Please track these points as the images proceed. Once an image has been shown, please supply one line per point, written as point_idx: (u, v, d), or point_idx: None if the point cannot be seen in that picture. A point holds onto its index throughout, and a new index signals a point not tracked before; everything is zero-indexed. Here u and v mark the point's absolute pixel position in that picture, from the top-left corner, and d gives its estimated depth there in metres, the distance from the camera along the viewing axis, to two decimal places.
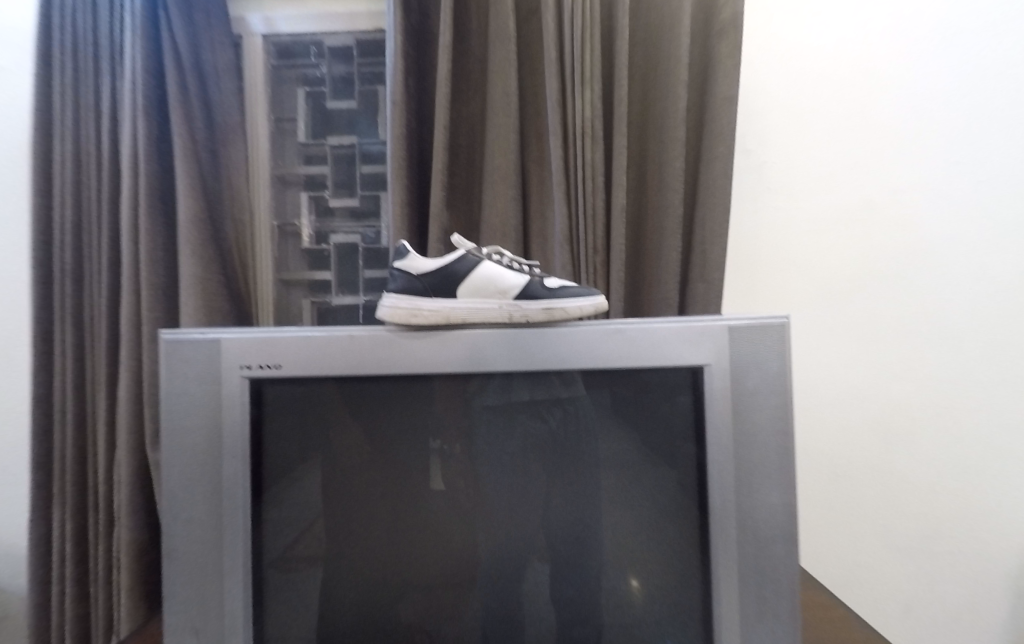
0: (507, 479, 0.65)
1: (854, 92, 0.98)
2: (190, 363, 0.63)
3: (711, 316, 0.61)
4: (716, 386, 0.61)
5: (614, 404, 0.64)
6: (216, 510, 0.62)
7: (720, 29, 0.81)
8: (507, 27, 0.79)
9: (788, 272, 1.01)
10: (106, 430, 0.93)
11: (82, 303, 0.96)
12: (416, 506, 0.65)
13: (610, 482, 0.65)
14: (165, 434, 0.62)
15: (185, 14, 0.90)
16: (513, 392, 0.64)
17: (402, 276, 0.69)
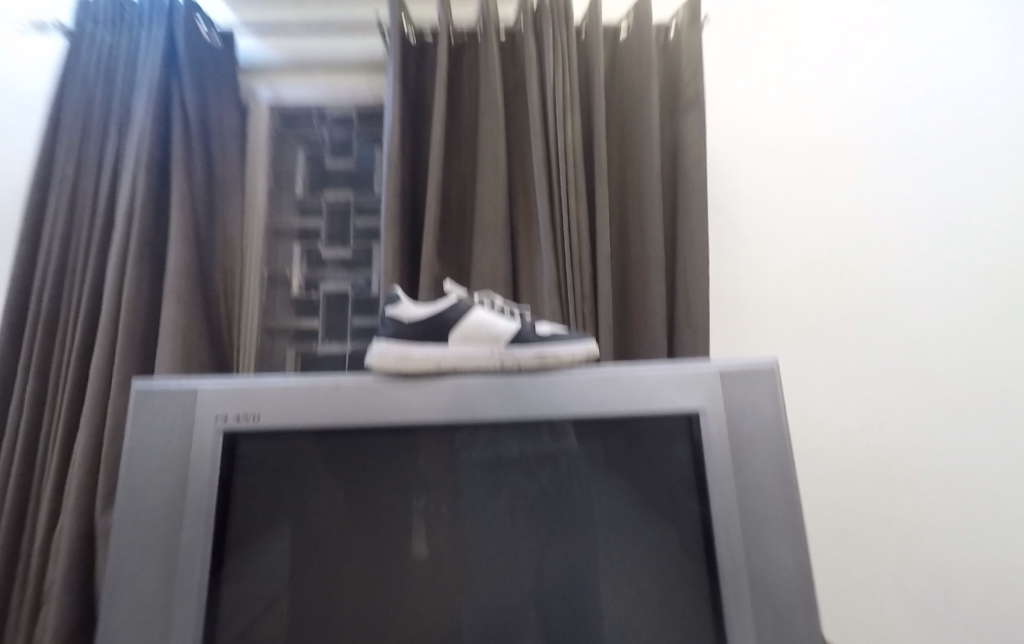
0: (496, 542, 0.60)
1: (808, 160, 1.09)
2: (160, 414, 0.59)
3: (699, 360, 0.62)
4: (712, 432, 0.59)
5: (608, 454, 0.62)
6: (168, 583, 0.55)
7: (685, 102, 0.91)
8: (496, 97, 0.88)
9: (769, 321, 1.04)
10: (56, 489, 0.85)
11: (50, 352, 0.92)
12: (395, 576, 0.59)
13: (607, 544, 0.60)
14: (122, 493, 0.56)
15: (197, 84, 0.98)
16: (503, 444, 0.61)
17: (392, 322, 0.64)
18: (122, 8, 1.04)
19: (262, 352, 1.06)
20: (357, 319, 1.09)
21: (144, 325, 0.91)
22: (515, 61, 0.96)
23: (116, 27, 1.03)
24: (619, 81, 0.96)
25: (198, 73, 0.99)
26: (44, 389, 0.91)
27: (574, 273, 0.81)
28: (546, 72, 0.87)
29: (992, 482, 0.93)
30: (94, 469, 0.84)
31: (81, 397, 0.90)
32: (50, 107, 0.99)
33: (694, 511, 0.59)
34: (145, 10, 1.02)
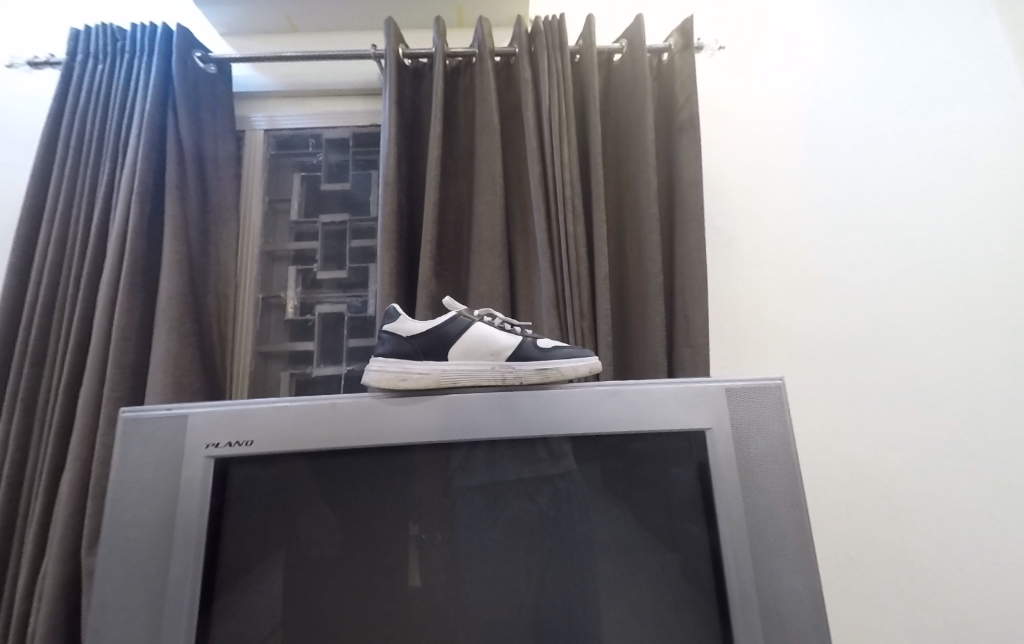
0: (491, 574, 0.57)
1: (799, 178, 1.11)
2: (150, 441, 0.57)
3: (706, 377, 0.60)
4: (720, 452, 0.57)
5: (608, 477, 0.59)
6: (155, 621, 0.52)
7: (679, 124, 0.93)
8: (491, 121, 0.88)
9: (768, 336, 1.04)
10: (39, 527, 0.82)
11: (38, 383, 0.90)
12: (388, 611, 0.56)
13: (608, 572, 0.57)
14: (107, 526, 0.54)
15: (192, 113, 0.98)
16: (500, 468, 0.59)
17: (392, 338, 0.67)
18: (118, 41, 1.05)
19: (256, 377, 1.05)
20: (352, 340, 1.08)
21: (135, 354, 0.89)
22: (510, 86, 0.97)
23: (111, 60, 1.04)
24: (614, 105, 0.97)
25: (194, 102, 0.99)
26: (31, 422, 0.88)
27: (572, 292, 0.81)
28: (541, 97, 0.88)
29: (1002, 496, 0.91)
30: (79, 504, 0.81)
31: (69, 429, 0.87)
32: (45, 136, 0.99)
33: (699, 535, 0.57)
34: (141, 43, 1.03)
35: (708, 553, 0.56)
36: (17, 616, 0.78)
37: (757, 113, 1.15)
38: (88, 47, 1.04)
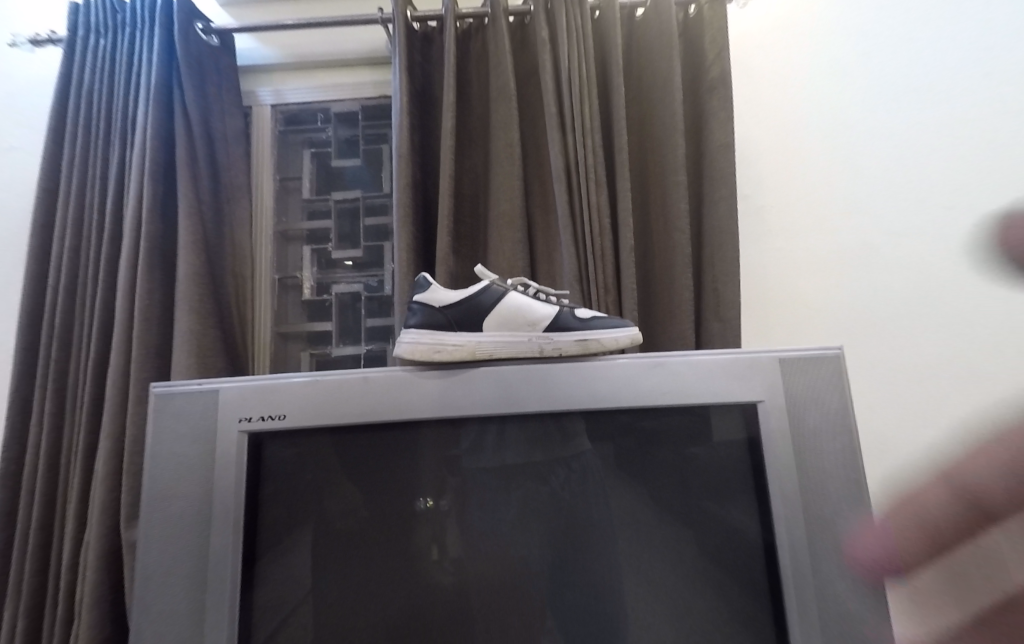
0: (506, 559, 0.56)
1: (834, 137, 1.04)
2: (182, 417, 0.57)
3: (757, 348, 0.57)
4: (774, 425, 0.55)
5: (624, 456, 0.58)
6: (199, 588, 0.54)
7: (709, 83, 0.87)
8: (507, 85, 0.84)
9: (800, 308, 1.00)
10: (78, 507, 0.84)
11: (66, 368, 0.91)
12: (405, 588, 0.55)
13: (627, 547, 0.56)
14: (146, 499, 0.55)
15: (198, 89, 0.95)
16: (508, 450, 0.58)
17: (423, 310, 0.65)
18: (118, 12, 1.01)
19: (276, 358, 1.05)
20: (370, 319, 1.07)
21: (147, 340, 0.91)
22: (525, 47, 0.91)
23: (113, 32, 1.00)
24: (638, 65, 0.92)
25: (198, 76, 0.96)
26: (62, 406, 0.90)
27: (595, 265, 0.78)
28: (561, 58, 0.83)
29: None
30: (114, 485, 0.83)
31: (99, 413, 0.89)
32: (52, 115, 0.97)
33: (736, 511, 0.56)
34: (142, 15, 0.99)
35: (740, 530, 0.55)
36: (63, 590, 0.81)
37: (788, 68, 1.08)
38: (88, 20, 1.01)
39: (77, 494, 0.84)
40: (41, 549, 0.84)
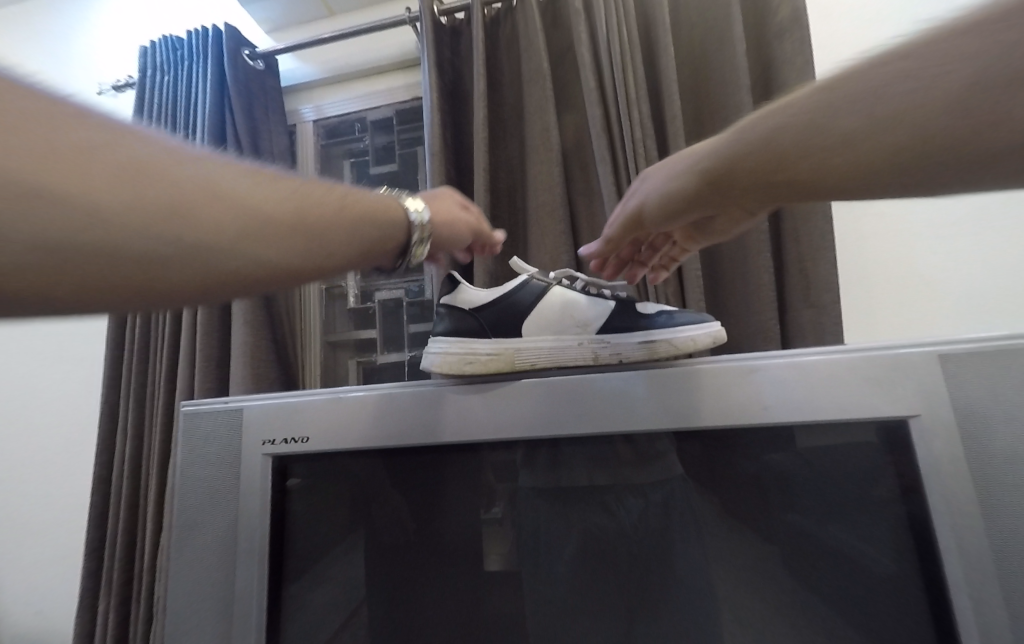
0: (560, 600, 0.47)
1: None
2: (207, 438, 0.56)
3: (896, 341, 0.42)
4: (938, 449, 0.39)
5: (709, 482, 0.46)
6: (227, 616, 0.51)
7: (778, 28, 0.84)
8: (542, 67, 0.88)
9: (906, 290, 0.91)
10: (157, 501, 0.95)
11: (145, 376, 1.08)
12: (458, 618, 0.49)
13: (724, 592, 0.44)
14: (178, 520, 0.54)
15: (246, 111, 1.01)
16: (563, 471, 0.49)
17: (452, 313, 0.57)
18: (177, 50, 1.11)
19: (328, 365, 1.15)
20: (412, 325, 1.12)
21: (221, 345, 1.02)
22: (558, 22, 0.96)
23: (174, 69, 1.10)
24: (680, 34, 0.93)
25: (246, 99, 1.02)
26: (141, 413, 1.04)
27: None
28: (598, 29, 0.86)
29: None
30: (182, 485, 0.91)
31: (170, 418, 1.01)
32: None
33: (883, 564, 0.41)
34: (194, 49, 1.08)
35: (886, 590, 0.40)
36: (147, 574, 0.92)
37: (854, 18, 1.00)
38: (154, 63, 1.12)
39: (154, 491, 0.95)
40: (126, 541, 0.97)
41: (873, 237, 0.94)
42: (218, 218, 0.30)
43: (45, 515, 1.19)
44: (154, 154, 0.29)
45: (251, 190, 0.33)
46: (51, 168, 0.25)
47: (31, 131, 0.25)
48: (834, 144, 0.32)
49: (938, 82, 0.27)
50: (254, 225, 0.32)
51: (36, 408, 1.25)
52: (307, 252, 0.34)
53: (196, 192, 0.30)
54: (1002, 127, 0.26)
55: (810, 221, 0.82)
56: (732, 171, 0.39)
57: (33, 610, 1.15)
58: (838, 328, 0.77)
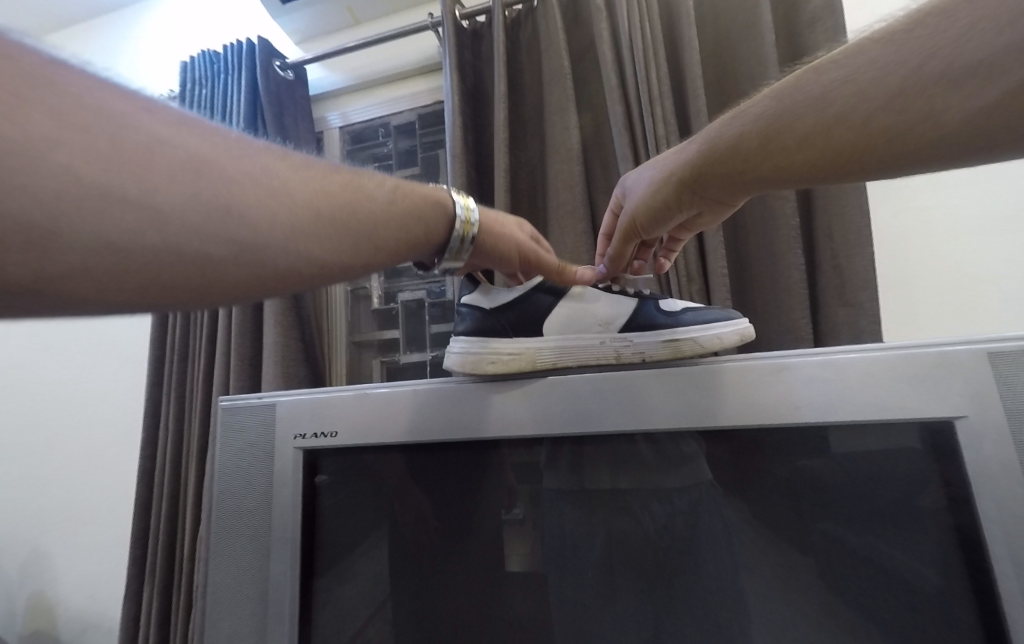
0: (586, 606, 0.46)
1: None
2: (242, 433, 0.57)
3: (936, 337, 0.40)
4: (990, 455, 0.36)
5: (739, 488, 0.44)
6: (262, 604, 0.53)
7: (809, 18, 0.82)
8: (562, 64, 0.88)
9: (952, 285, 0.85)
10: (195, 493, 1.00)
11: (184, 375, 1.13)
12: (482, 617, 0.49)
13: (755, 597, 0.42)
14: (217, 511, 0.56)
15: (277, 119, 1.06)
16: (587, 470, 0.49)
17: (473, 312, 0.58)
18: (214, 63, 1.16)
19: (353, 366, 1.18)
20: (434, 326, 1.13)
21: (254, 344, 1.06)
22: (579, 20, 0.96)
23: (211, 81, 1.16)
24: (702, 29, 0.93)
25: (278, 108, 1.07)
26: (182, 410, 1.10)
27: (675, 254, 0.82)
28: (619, 23, 0.85)
29: None
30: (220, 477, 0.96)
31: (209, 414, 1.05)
32: None
33: (933, 580, 0.38)
34: (230, 63, 1.13)
35: (938, 609, 0.38)
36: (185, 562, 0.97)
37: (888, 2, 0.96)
38: (194, 78, 1.18)
39: (194, 484, 1.00)
40: (168, 531, 1.02)
41: (915, 230, 0.89)
42: (274, 215, 0.32)
43: (96, 506, 1.26)
44: (215, 154, 0.31)
45: (302, 187, 0.34)
46: (122, 170, 0.26)
47: (100, 131, 0.26)
48: (798, 136, 0.39)
49: (876, 84, 0.35)
50: (307, 222, 0.34)
51: (87, 403, 1.33)
52: (351, 249, 0.36)
53: (252, 189, 0.31)
54: (933, 114, 0.33)
55: (844, 215, 0.78)
56: (714, 169, 0.47)
57: (86, 595, 1.23)
58: (875, 326, 0.74)
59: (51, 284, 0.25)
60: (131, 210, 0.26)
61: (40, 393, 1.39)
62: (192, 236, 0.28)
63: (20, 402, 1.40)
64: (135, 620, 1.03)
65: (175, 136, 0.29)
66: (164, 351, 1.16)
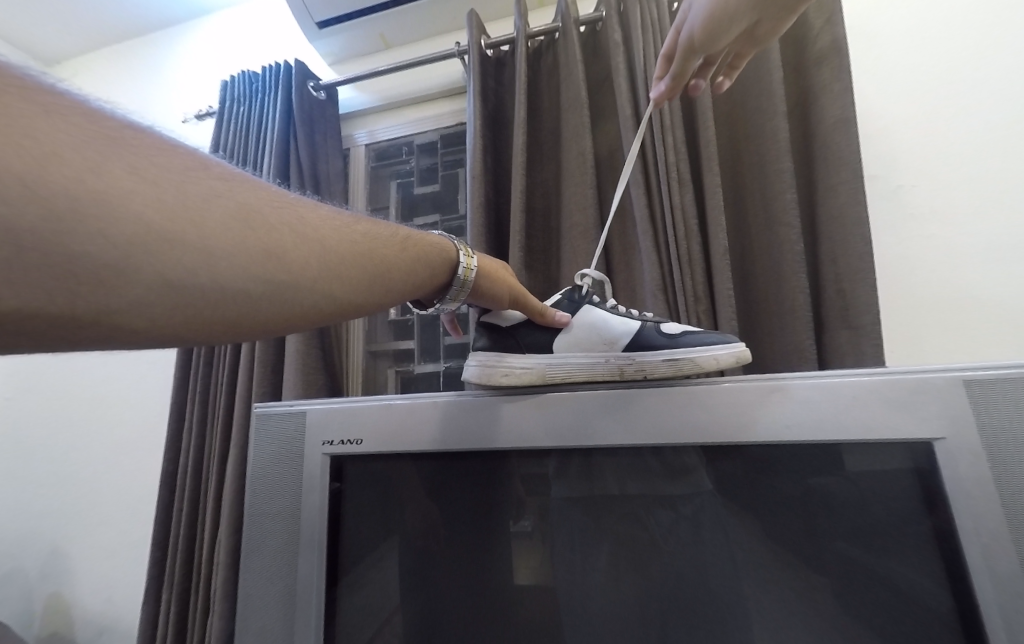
0: (594, 608, 0.49)
1: (954, 104, 0.93)
2: (274, 438, 0.60)
3: (916, 366, 0.42)
4: (965, 473, 0.39)
5: (745, 501, 0.46)
6: (290, 601, 0.55)
7: (817, 56, 0.91)
8: (579, 94, 0.92)
9: (959, 312, 0.86)
10: (216, 491, 1.05)
11: (208, 378, 1.18)
12: (496, 617, 0.51)
13: (754, 600, 0.44)
14: (250, 513, 0.59)
15: (308, 138, 1.12)
16: (596, 479, 0.51)
17: (488, 330, 0.61)
18: (251, 83, 1.24)
19: (368, 374, 1.22)
20: (447, 338, 1.17)
21: (277, 351, 1.11)
22: (598, 54, 1.03)
23: (247, 100, 1.23)
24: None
25: (309, 128, 1.13)
26: (205, 412, 1.15)
27: (684, 274, 0.85)
28: (635, 59, 0.91)
29: None
30: (240, 477, 1.00)
31: (230, 417, 1.10)
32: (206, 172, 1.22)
33: (929, 593, 0.39)
34: (267, 83, 1.20)
35: (933, 622, 0.39)
36: (206, 558, 1.01)
37: (887, 42, 1.01)
38: (232, 96, 1.26)
39: (215, 483, 1.05)
40: (189, 528, 1.06)
41: (920, 257, 0.90)
42: (305, 259, 0.35)
43: (117, 505, 1.31)
44: (262, 206, 0.34)
45: (326, 236, 0.38)
46: (186, 216, 0.29)
47: (171, 176, 0.30)
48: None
49: None
50: (333, 266, 0.37)
51: (114, 404, 1.39)
52: (377, 292, 0.41)
53: (290, 237, 0.35)
54: None
55: (849, 243, 0.80)
56: None
57: (103, 595, 1.26)
58: (877, 351, 0.75)
59: (114, 316, 0.27)
60: (187, 249, 0.29)
61: (69, 393, 1.45)
62: (234, 277, 0.31)
63: (51, 403, 1.46)
64: (152, 617, 1.06)
65: (231, 192, 0.33)
66: (191, 356, 1.22)
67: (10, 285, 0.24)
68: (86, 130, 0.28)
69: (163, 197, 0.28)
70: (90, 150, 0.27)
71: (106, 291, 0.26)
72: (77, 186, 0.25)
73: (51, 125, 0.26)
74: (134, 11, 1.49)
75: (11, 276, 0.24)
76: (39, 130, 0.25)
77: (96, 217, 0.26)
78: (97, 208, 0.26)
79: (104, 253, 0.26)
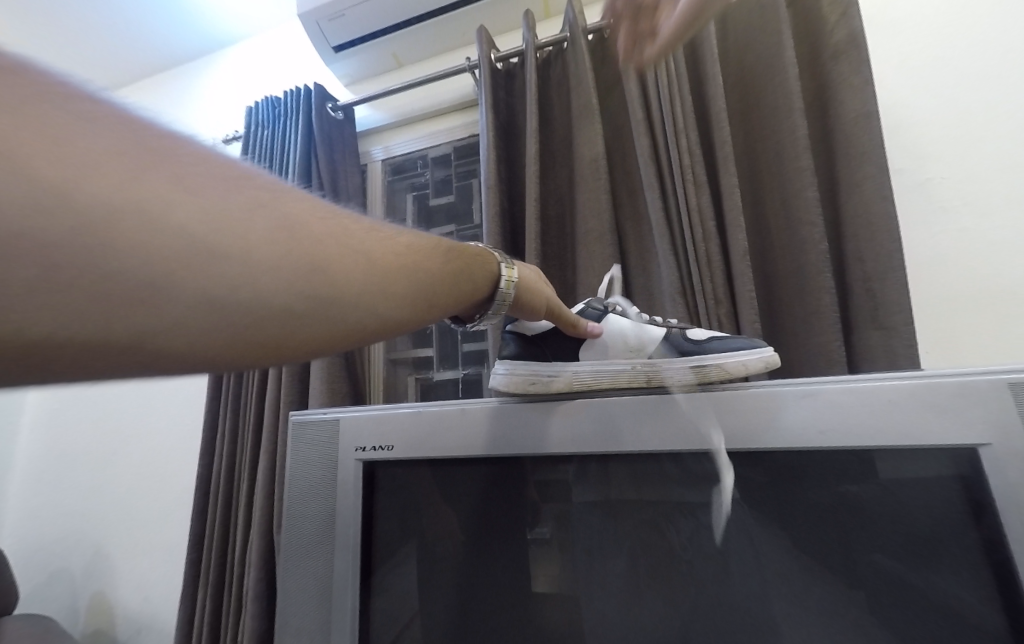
0: (617, 615, 0.48)
1: (983, 85, 0.90)
2: (309, 446, 0.62)
3: (954, 368, 0.40)
4: (1014, 482, 0.36)
5: (771, 510, 0.44)
6: (325, 602, 0.56)
7: (833, 50, 0.90)
8: (590, 99, 0.93)
9: (1003, 308, 0.81)
10: (246, 499, 1.08)
11: (237, 389, 1.22)
12: (518, 627, 0.51)
13: (783, 610, 0.42)
14: (287, 518, 0.60)
15: (329, 155, 1.17)
16: (616, 485, 0.50)
17: (515, 336, 0.60)
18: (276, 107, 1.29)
19: (389, 384, 1.24)
20: (465, 345, 1.19)
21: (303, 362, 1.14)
22: (607, 60, 1.04)
23: (273, 123, 1.28)
24: (726, 65, 1.00)
25: (329, 146, 1.18)
26: (235, 421, 1.19)
27: (703, 275, 0.83)
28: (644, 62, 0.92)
29: None
30: (268, 485, 1.03)
31: (259, 426, 1.13)
32: None
33: (976, 610, 0.37)
34: (290, 107, 1.24)
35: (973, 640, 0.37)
36: (238, 564, 1.03)
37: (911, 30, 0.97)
38: (257, 121, 1.31)
39: (245, 492, 1.08)
40: (221, 534, 1.09)
41: (955, 250, 0.86)
42: (347, 270, 0.32)
43: (154, 513, 1.36)
44: (306, 216, 0.32)
45: (370, 245, 0.35)
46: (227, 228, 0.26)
47: (237, 185, 0.28)
48: None
49: None
50: (375, 277, 0.34)
51: (150, 417, 1.45)
52: (418, 304, 0.38)
53: (334, 247, 0.32)
54: None
55: (879, 238, 0.77)
56: None
57: (142, 597, 1.31)
58: (911, 351, 0.72)
59: (152, 341, 0.24)
60: (226, 262, 0.25)
61: (109, 405, 1.52)
62: (276, 291, 0.28)
63: (92, 414, 1.54)
64: (188, 622, 1.09)
65: (290, 198, 0.31)
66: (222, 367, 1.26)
67: (42, 310, 0.20)
68: (145, 134, 0.26)
69: (227, 203, 0.27)
70: (152, 155, 0.25)
71: (146, 310, 0.23)
72: (144, 191, 0.23)
73: (109, 131, 0.24)
74: (164, 41, 1.56)
75: (40, 301, 0.20)
76: (104, 132, 0.24)
77: (131, 228, 0.22)
78: (135, 220, 0.23)
79: (136, 267, 0.22)
